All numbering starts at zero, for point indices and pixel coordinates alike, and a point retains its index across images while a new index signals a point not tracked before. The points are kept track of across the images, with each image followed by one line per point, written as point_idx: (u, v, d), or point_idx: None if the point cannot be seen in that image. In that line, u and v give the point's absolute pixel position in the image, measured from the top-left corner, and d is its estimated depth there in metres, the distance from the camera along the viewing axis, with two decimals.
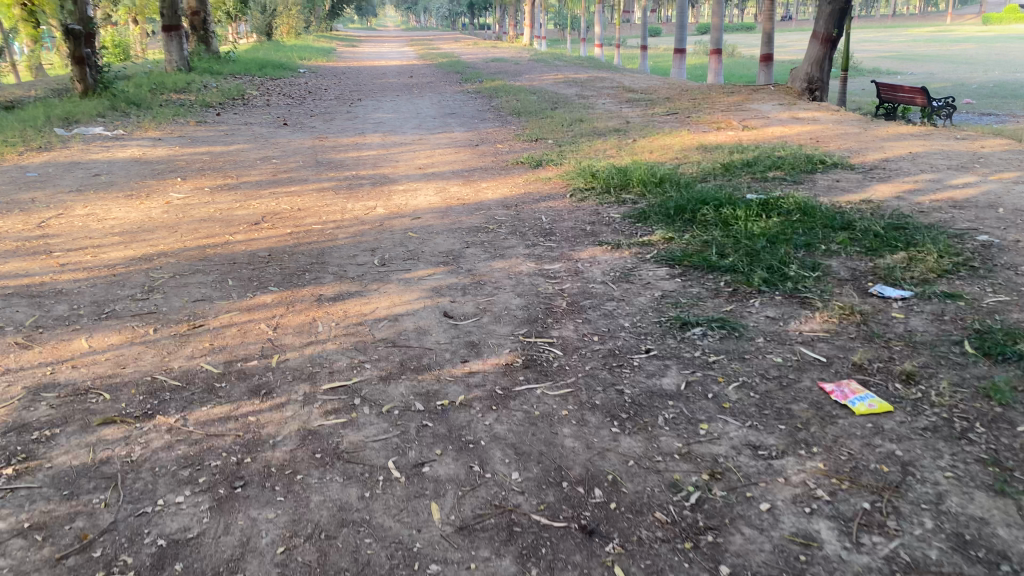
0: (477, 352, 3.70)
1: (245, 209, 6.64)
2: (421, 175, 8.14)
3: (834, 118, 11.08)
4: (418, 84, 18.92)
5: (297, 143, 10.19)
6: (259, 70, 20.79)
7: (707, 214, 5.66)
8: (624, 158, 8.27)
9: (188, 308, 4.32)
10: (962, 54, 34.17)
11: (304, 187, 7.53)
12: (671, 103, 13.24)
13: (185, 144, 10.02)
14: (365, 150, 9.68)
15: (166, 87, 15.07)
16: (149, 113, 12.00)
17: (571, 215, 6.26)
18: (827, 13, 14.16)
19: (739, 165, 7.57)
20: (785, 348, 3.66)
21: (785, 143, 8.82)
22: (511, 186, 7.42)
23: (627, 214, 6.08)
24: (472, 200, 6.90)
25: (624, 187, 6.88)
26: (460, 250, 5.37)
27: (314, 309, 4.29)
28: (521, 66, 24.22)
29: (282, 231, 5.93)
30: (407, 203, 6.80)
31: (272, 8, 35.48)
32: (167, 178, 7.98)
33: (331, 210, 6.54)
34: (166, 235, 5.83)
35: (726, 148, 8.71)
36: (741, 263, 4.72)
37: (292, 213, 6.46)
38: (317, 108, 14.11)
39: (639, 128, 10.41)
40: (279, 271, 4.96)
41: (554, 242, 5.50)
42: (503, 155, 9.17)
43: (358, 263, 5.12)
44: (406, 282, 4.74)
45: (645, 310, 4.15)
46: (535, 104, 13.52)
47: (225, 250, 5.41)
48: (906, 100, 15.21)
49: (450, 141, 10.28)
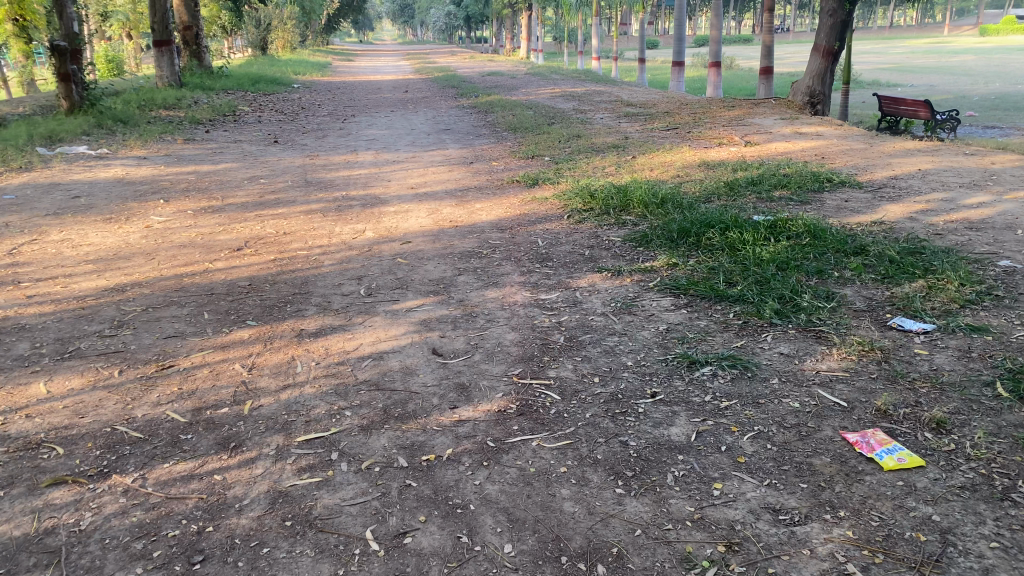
0: (467, 396, 3.40)
1: (228, 233, 6.38)
2: (413, 195, 7.87)
3: (837, 133, 10.86)
4: (413, 99, 18.72)
5: (286, 162, 9.94)
6: (253, 86, 20.62)
7: (712, 237, 5.41)
8: (624, 176, 8.02)
9: (158, 346, 4.03)
10: (959, 66, 34.12)
11: (291, 209, 7.27)
12: (670, 117, 13.03)
13: (171, 163, 9.78)
14: (356, 168, 9.42)
15: (155, 103, 14.86)
16: (136, 131, 11.76)
17: (569, 238, 6.00)
18: (828, 26, 14.06)
19: (742, 184, 7.32)
20: (801, 391, 3.38)
21: (788, 160, 8.58)
22: (506, 207, 7.16)
23: (628, 236, 5.82)
24: (466, 222, 6.63)
25: (624, 208, 6.63)
26: (452, 278, 5.10)
27: (294, 346, 4.01)
28: (517, 80, 24.04)
29: (265, 258, 5.66)
30: (398, 226, 6.54)
31: (267, 23, 35.39)
32: (149, 201, 7.72)
33: (317, 234, 6.28)
34: (143, 263, 5.56)
35: (727, 165, 8.47)
36: (750, 292, 4.48)
37: (276, 237, 6.20)
38: (310, 125, 13.89)
39: (638, 144, 10.17)
40: (259, 303, 4.68)
41: (552, 268, 5.23)
42: (498, 173, 8.92)
43: (344, 292, 4.84)
44: (393, 314, 4.45)
45: (650, 347, 3.87)
46: (531, 119, 13.30)
47: (203, 280, 5.14)
48: (909, 112, 15.11)
49: (443, 159, 10.04)
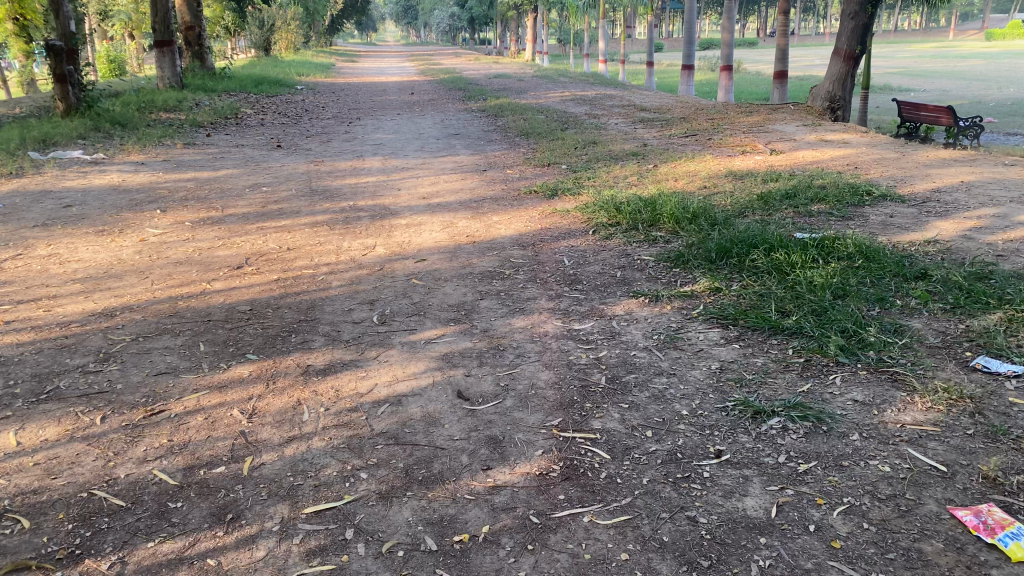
0: (501, 453, 2.94)
1: (227, 248, 5.92)
2: (425, 205, 7.43)
3: (865, 140, 10.40)
4: (420, 102, 18.25)
5: (290, 168, 9.49)
6: (256, 88, 20.16)
7: (756, 258, 4.96)
8: (648, 188, 7.56)
9: (147, 385, 3.57)
10: (973, 70, 33.62)
11: (295, 221, 6.82)
12: (687, 123, 12.58)
13: (169, 169, 9.34)
14: (363, 176, 8.97)
15: (155, 105, 14.41)
16: (134, 135, 11.33)
17: (596, 256, 5.54)
18: (850, 29, 13.56)
19: (778, 196, 6.86)
20: (889, 450, 2.91)
21: (820, 170, 8.12)
22: (526, 220, 6.71)
23: (661, 255, 5.37)
24: (483, 237, 6.18)
25: (653, 223, 6.18)
26: (473, 303, 4.64)
27: (301, 387, 3.55)
28: (524, 83, 23.56)
29: (269, 276, 5.21)
30: (410, 241, 6.09)
31: (271, 23, 34.99)
32: (145, 210, 7.28)
33: (325, 250, 5.83)
34: (135, 283, 5.11)
35: (757, 175, 8.02)
36: (808, 324, 4.03)
37: (279, 253, 5.74)
38: (314, 128, 13.45)
39: (658, 152, 9.73)
40: (261, 332, 4.22)
41: (582, 292, 4.77)
42: (514, 182, 8.46)
43: (354, 319, 4.38)
44: (411, 347, 3.99)
45: (705, 391, 3.41)
46: (543, 124, 12.85)
47: (200, 303, 4.69)
48: (930, 118, 14.65)
49: (455, 166, 9.57)
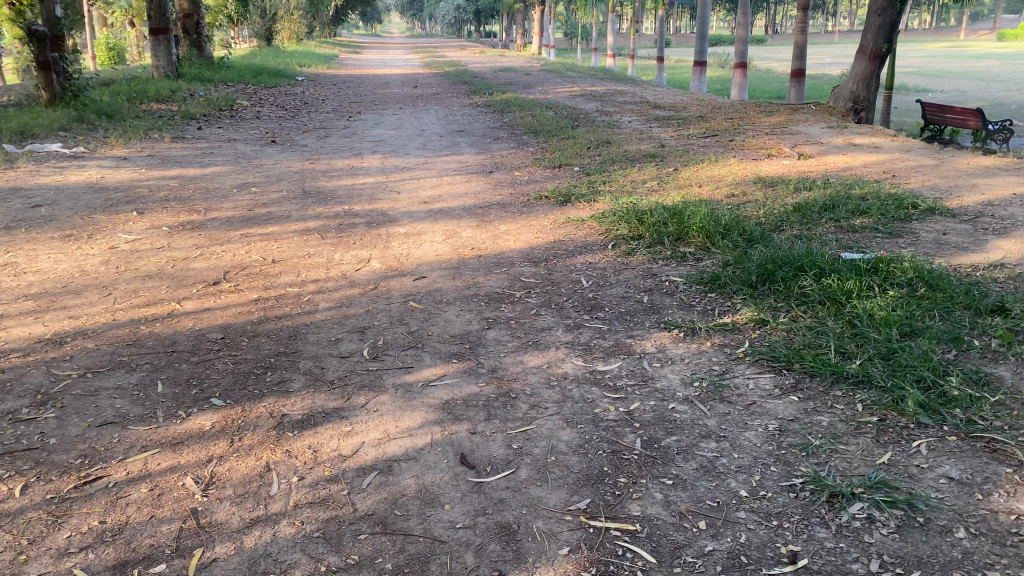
0: (515, 551, 2.32)
1: (205, 260, 5.30)
2: (426, 211, 6.81)
3: (896, 144, 9.76)
4: (422, 95, 17.62)
5: (284, 166, 8.87)
6: (254, 78, 19.51)
7: (804, 284, 4.35)
8: (670, 195, 6.95)
9: (85, 441, 2.95)
10: (989, 72, 32.88)
11: (284, 228, 6.19)
12: (704, 123, 11.95)
13: (154, 165, 8.73)
14: (361, 176, 8.34)
15: (147, 95, 13.78)
16: (120, 127, 10.70)
17: (618, 276, 4.92)
18: (876, 27, 12.91)
19: (815, 208, 6.24)
20: (1009, 555, 2.29)
21: (856, 177, 7.48)
22: (537, 231, 6.09)
23: (693, 277, 4.76)
24: (490, 251, 5.56)
25: (679, 238, 5.57)
26: (479, 333, 4.01)
27: (273, 445, 2.93)
28: (531, 78, 22.83)
29: (249, 295, 4.60)
30: (409, 254, 5.47)
31: (272, 12, 34.30)
32: (119, 212, 6.66)
33: (314, 263, 5.21)
34: (94, 301, 4.48)
35: (787, 182, 7.39)
36: (875, 371, 3.40)
37: (262, 266, 5.12)
38: (312, 122, 12.82)
39: (677, 154, 9.10)
40: (232, 368, 3.61)
41: (605, 321, 4.15)
42: (523, 186, 7.83)
43: (341, 353, 3.76)
44: (406, 391, 3.37)
45: (764, 462, 2.80)
46: (553, 121, 12.21)
47: (165, 329, 4.07)
48: (956, 121, 14.00)
49: (459, 166, 8.94)
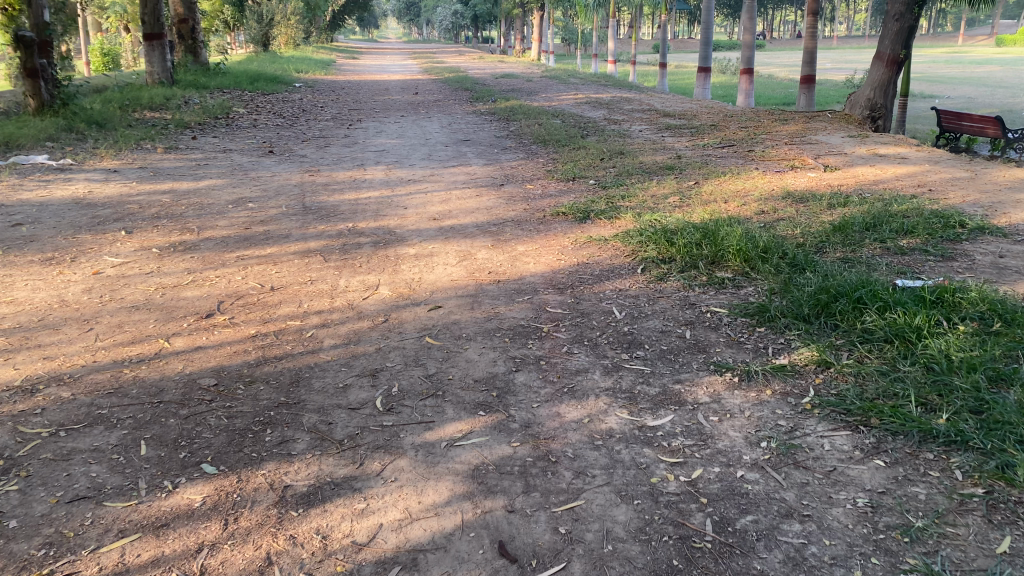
0: None
1: (197, 287, 4.84)
2: (436, 229, 6.36)
3: (923, 154, 9.33)
4: (424, 103, 17.16)
5: (282, 179, 8.41)
6: (251, 85, 19.06)
7: (866, 318, 3.91)
8: (697, 212, 6.50)
9: (50, 524, 2.48)
10: (994, 77, 32.55)
11: (283, 249, 5.73)
12: (719, 132, 11.53)
13: (145, 177, 8.27)
14: (364, 190, 7.88)
15: (140, 103, 13.33)
16: (110, 137, 10.24)
17: (654, 305, 4.47)
18: (894, 32, 12.51)
19: (856, 227, 5.80)
20: None
21: (891, 192, 7.05)
22: (557, 252, 5.63)
23: (738, 308, 4.32)
24: (509, 276, 5.10)
25: (715, 261, 5.13)
26: (506, 377, 3.55)
27: (275, 529, 2.47)
28: (533, 84, 22.40)
29: (246, 331, 4.13)
30: (421, 280, 5.01)
31: (269, 18, 33.91)
32: (107, 230, 6.20)
33: (317, 291, 4.76)
34: (73, 338, 4.02)
35: (819, 197, 6.95)
36: (969, 428, 2.94)
37: (260, 295, 4.67)
38: (311, 131, 12.38)
39: (696, 166, 8.67)
40: (226, 424, 3.15)
41: (648, 362, 3.69)
42: (537, 201, 7.37)
43: (352, 404, 3.30)
44: (427, 454, 2.91)
45: (862, 551, 2.35)
46: (561, 130, 11.78)
47: (151, 373, 3.60)
48: (974, 129, 13.60)
49: (468, 179, 8.50)
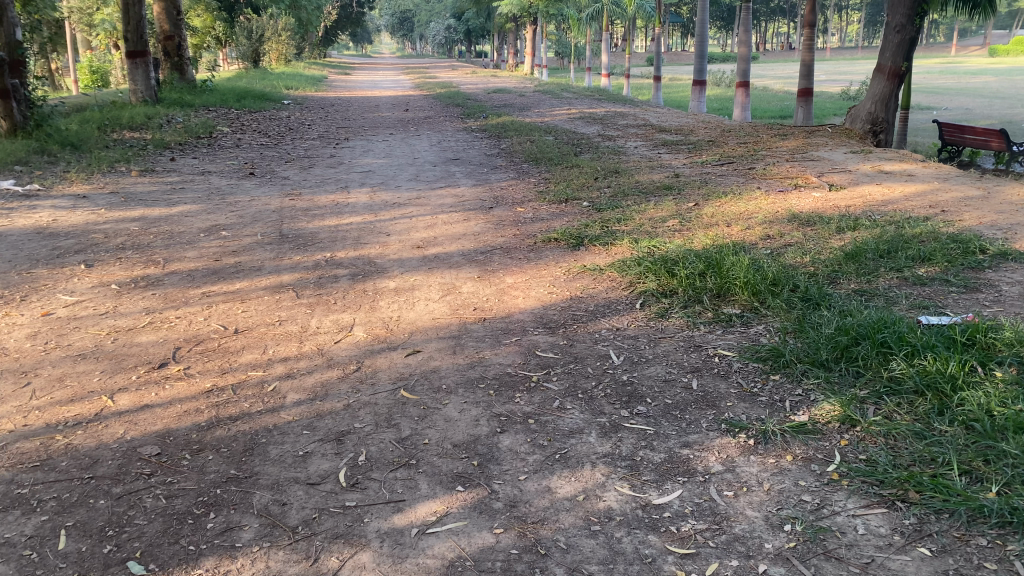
0: None
1: (153, 331, 4.41)
2: (420, 258, 5.96)
3: (931, 171, 8.97)
4: (414, 119, 16.79)
5: (261, 203, 7.99)
6: (237, 102, 18.67)
7: (892, 365, 3.50)
8: (698, 238, 6.12)
9: None
10: (989, 89, 32.36)
11: (253, 283, 5.31)
12: (716, 148, 11.17)
13: (116, 203, 7.86)
14: (346, 215, 7.47)
15: (120, 123, 12.93)
16: (83, 160, 9.83)
17: (656, 347, 4.06)
18: (895, 43, 12.22)
19: (869, 254, 5.41)
20: None
21: (901, 214, 6.67)
22: (548, 285, 5.22)
23: (749, 351, 3.91)
24: (496, 313, 4.69)
25: (719, 294, 4.74)
26: (490, 439, 3.13)
27: None
28: (526, 99, 22.09)
29: (202, 384, 3.70)
30: (399, 319, 4.59)
31: (259, 34, 33.63)
32: (66, 263, 5.78)
33: (284, 334, 4.33)
34: (5, 395, 3.58)
35: (827, 220, 6.56)
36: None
37: (221, 340, 4.24)
38: (296, 151, 11.99)
39: (694, 185, 8.30)
40: (163, 506, 2.71)
41: (650, 420, 3.27)
42: (528, 226, 6.97)
43: (312, 478, 2.87)
44: (395, 545, 2.49)
45: None
46: (554, 147, 11.41)
47: (86, 440, 3.17)
48: (977, 143, 13.27)
49: (456, 201, 8.11)
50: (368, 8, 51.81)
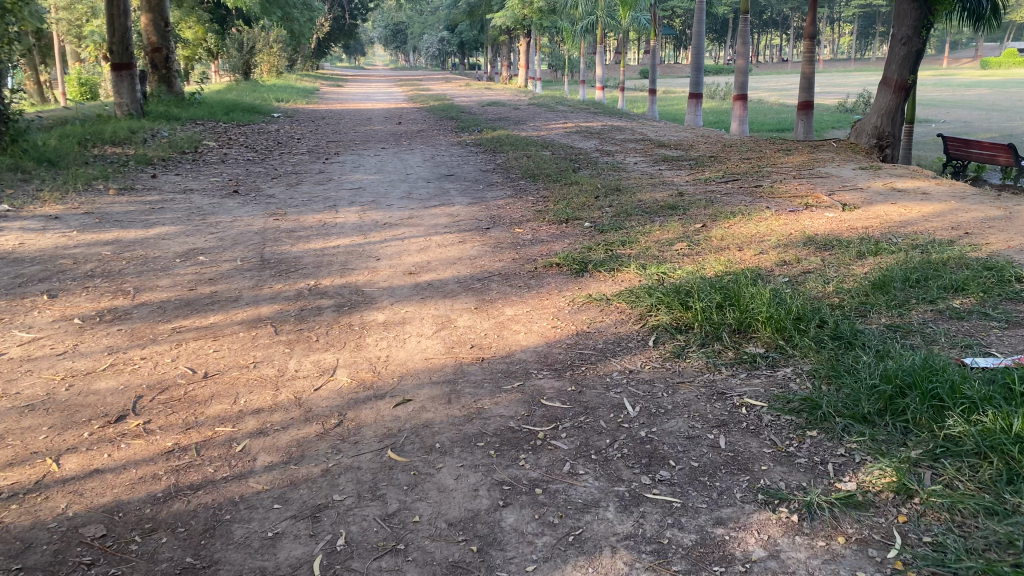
0: None
1: (114, 375, 3.96)
2: (412, 286, 5.53)
3: (945, 188, 8.59)
4: (407, 133, 16.38)
5: (243, 224, 7.55)
6: (226, 115, 18.26)
7: (946, 421, 3.07)
8: (709, 264, 5.71)
9: None
10: (985, 101, 32.18)
11: (228, 317, 4.87)
12: (719, 163, 10.80)
13: (89, 224, 7.42)
14: (334, 237, 7.05)
15: (102, 138, 12.49)
16: (59, 177, 9.38)
17: (675, 394, 3.63)
18: (900, 56, 11.89)
19: (897, 283, 5.00)
20: None
21: (923, 237, 6.28)
22: (551, 317, 4.79)
23: (780, 401, 3.48)
24: (495, 351, 4.26)
25: (739, 330, 4.32)
26: (492, 515, 2.69)
27: None
28: (520, 112, 21.74)
29: (163, 443, 3.25)
30: (388, 360, 4.14)
31: (250, 46, 33.26)
32: (28, 294, 5.33)
33: (259, 379, 3.88)
34: None
35: (845, 243, 6.17)
36: None
37: (189, 386, 3.80)
38: (284, 166, 11.58)
39: (700, 204, 7.91)
40: None
41: (675, 489, 2.84)
42: (527, 249, 6.55)
43: (282, 570, 2.43)
44: None
45: None
46: (551, 163, 11.01)
47: (20, 518, 2.72)
48: (983, 157, 12.91)
49: (450, 221, 7.69)
50: (360, 19, 51.54)
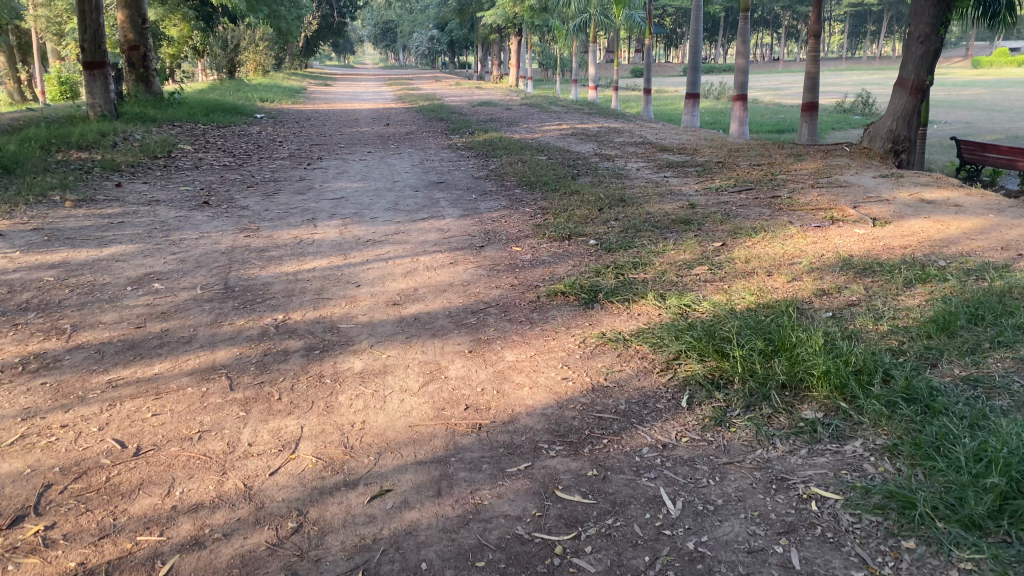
0: None
1: (21, 453, 3.18)
2: (395, 321, 4.78)
3: (979, 199, 7.89)
4: (395, 135, 15.59)
5: (209, 242, 6.77)
6: (206, 117, 17.38)
7: None
8: (738, 292, 4.99)
9: None
10: (986, 101, 31.46)
11: (177, 364, 4.10)
12: (728, 170, 10.09)
13: (36, 243, 6.63)
14: (310, 258, 6.28)
15: (67, 142, 11.65)
16: (13, 187, 8.56)
17: (723, 482, 2.89)
18: (918, 55, 11.19)
19: (962, 321, 4.26)
20: None
21: (972, 260, 5.57)
22: (560, 365, 4.05)
23: (859, 497, 2.74)
24: (495, 414, 3.50)
25: (787, 385, 3.58)
26: None
27: None
28: (513, 113, 20.96)
29: (63, 564, 2.48)
30: (364, 427, 3.38)
31: (235, 43, 32.31)
32: None
33: (203, 459, 3.10)
34: None
35: (886, 267, 5.46)
36: None
37: (111, 470, 3.02)
38: (262, 172, 10.77)
39: (715, 218, 7.20)
40: None
41: None
42: (528, 272, 5.80)
43: None
44: None
45: None
46: (549, 169, 10.27)
47: None
48: (1000, 161, 12.14)
49: (440, 237, 6.94)
50: (349, 17, 50.56)
